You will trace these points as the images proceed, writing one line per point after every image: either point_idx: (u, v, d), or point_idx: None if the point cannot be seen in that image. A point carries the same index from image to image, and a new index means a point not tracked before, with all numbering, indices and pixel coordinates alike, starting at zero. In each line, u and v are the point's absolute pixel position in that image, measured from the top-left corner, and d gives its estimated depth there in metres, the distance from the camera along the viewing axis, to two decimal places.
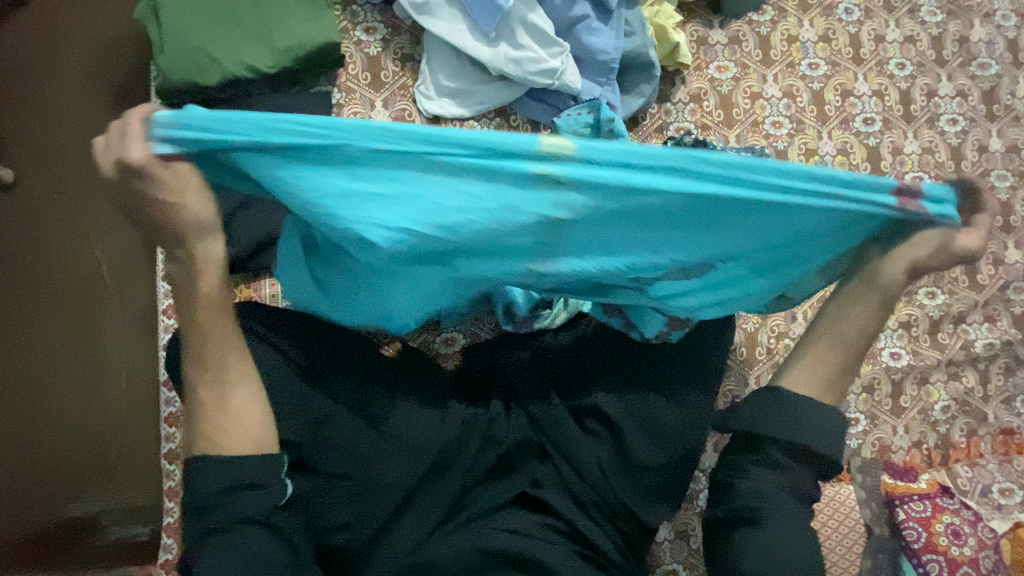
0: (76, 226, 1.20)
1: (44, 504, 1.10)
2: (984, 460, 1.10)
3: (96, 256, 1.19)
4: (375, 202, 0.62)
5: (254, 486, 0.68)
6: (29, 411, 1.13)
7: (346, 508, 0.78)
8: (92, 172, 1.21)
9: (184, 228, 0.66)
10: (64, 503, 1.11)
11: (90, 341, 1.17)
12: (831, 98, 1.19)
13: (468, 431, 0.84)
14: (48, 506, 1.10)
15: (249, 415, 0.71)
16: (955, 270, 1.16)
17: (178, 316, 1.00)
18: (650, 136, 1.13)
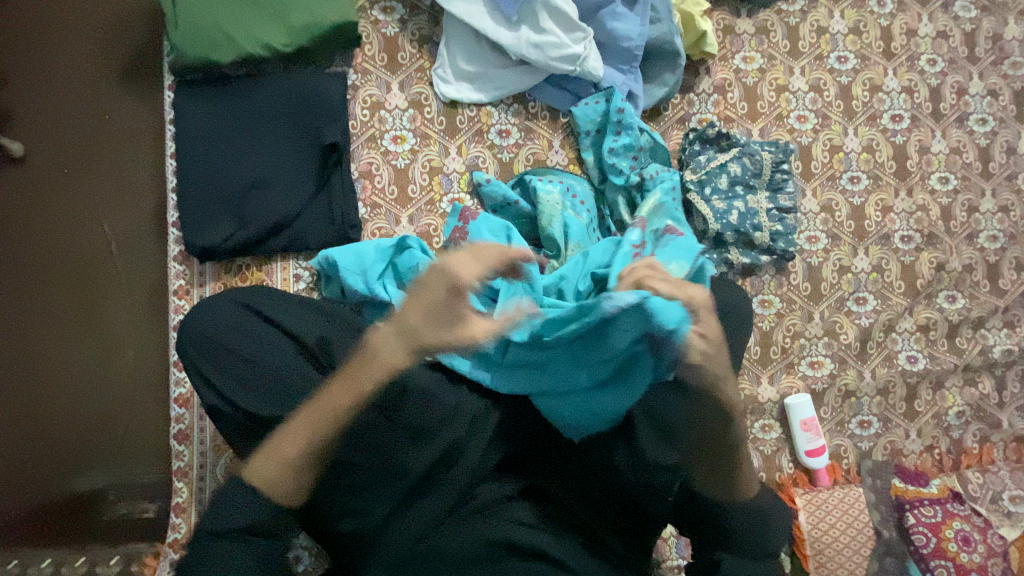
0: (85, 201, 1.18)
1: (55, 476, 1.12)
2: (996, 467, 1.09)
3: (106, 232, 1.18)
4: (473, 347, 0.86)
5: (269, 535, 0.70)
6: (41, 385, 1.14)
7: (355, 496, 0.77)
8: (103, 148, 1.19)
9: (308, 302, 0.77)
10: (72, 477, 1.12)
11: (99, 317, 1.16)
12: (859, 93, 1.15)
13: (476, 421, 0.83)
14: (58, 478, 1.12)
15: (271, 464, 0.69)
16: (977, 274, 1.14)
17: (189, 298, 0.99)
18: (671, 127, 1.11)
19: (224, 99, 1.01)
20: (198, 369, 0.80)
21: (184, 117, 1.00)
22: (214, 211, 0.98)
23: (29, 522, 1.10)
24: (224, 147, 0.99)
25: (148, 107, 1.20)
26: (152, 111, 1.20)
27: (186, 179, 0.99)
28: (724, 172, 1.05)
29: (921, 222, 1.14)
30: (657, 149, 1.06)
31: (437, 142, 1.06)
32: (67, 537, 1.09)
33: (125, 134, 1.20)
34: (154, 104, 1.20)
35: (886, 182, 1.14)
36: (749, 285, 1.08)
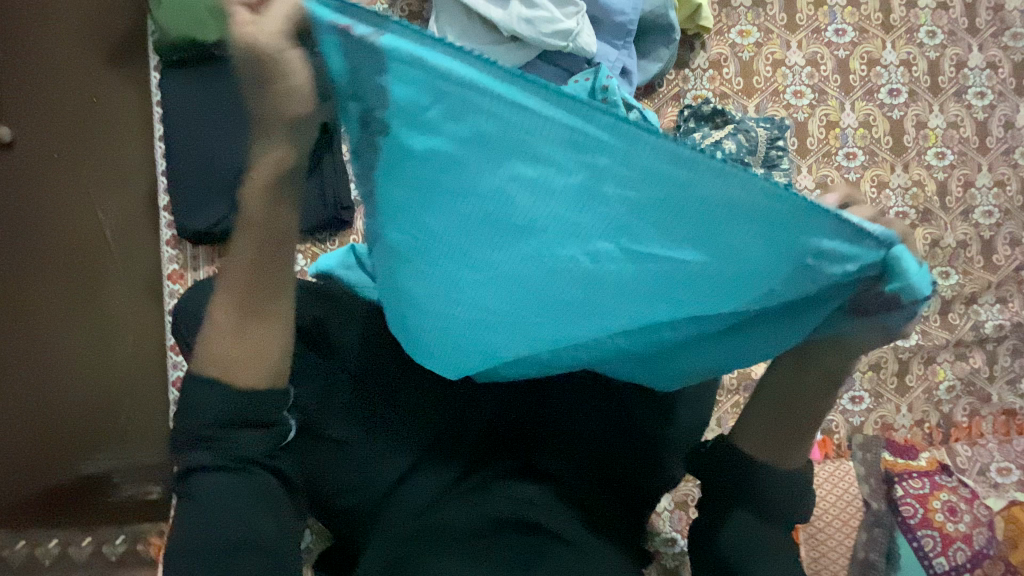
0: (76, 186, 1.17)
1: (63, 461, 1.13)
2: (984, 440, 1.11)
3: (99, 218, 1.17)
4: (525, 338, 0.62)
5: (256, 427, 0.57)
6: (46, 373, 1.15)
7: (350, 472, 0.78)
8: (85, 132, 1.18)
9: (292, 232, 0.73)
10: (80, 461, 1.14)
11: (97, 303, 1.17)
12: (857, 67, 1.14)
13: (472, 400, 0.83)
14: (66, 463, 1.13)
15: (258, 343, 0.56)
16: (971, 250, 1.14)
17: (184, 282, 1.00)
18: (665, 105, 1.10)
19: (212, 80, 1.00)
20: None
21: (172, 99, 0.99)
22: (205, 193, 0.97)
23: (37, 508, 1.11)
24: (213, 128, 0.98)
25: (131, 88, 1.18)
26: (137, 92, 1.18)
27: (177, 162, 0.98)
28: (719, 149, 1.03)
29: (916, 198, 1.13)
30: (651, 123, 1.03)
31: None
32: (77, 520, 1.10)
33: (113, 119, 1.18)
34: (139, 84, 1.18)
35: (883, 158, 1.13)
36: None
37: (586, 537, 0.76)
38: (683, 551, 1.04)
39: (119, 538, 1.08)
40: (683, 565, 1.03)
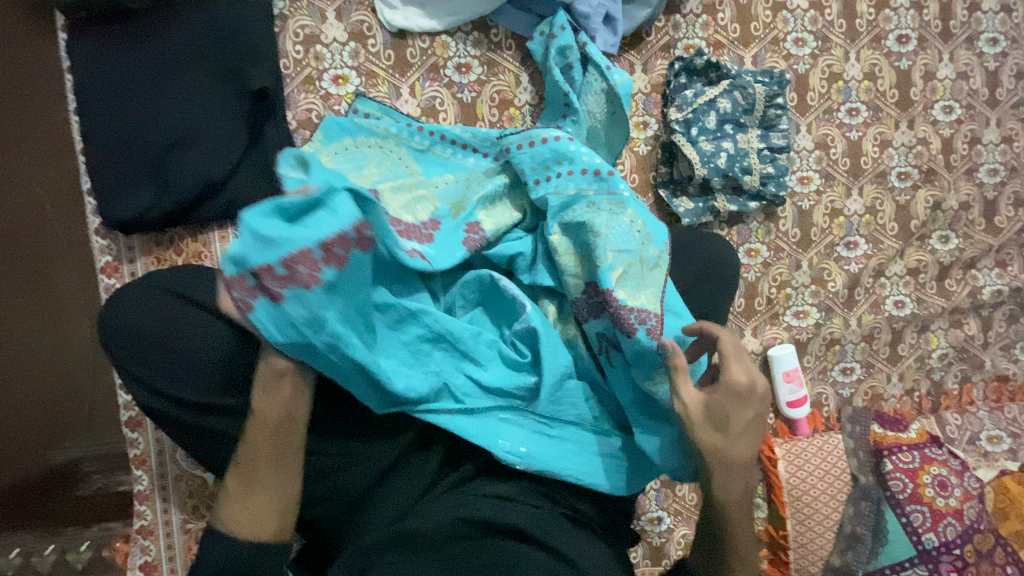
0: None
1: (17, 456, 0.98)
2: (974, 407, 1.10)
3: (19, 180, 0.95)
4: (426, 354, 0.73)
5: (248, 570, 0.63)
6: None
7: (319, 484, 0.74)
8: None
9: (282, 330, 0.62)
10: (41, 452, 1.00)
11: (35, 282, 0.98)
12: (864, 10, 1.02)
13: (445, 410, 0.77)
14: (24, 457, 0.98)
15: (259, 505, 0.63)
16: (973, 213, 1.08)
17: (119, 276, 0.89)
18: (654, 56, 0.97)
19: (124, 39, 0.84)
20: (128, 367, 0.71)
21: (81, 66, 0.84)
22: (135, 178, 0.85)
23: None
24: (132, 99, 0.84)
25: (21, 28, 0.93)
26: (35, 35, 0.94)
27: (94, 143, 0.85)
28: (712, 109, 0.93)
29: (920, 157, 1.05)
30: (615, 92, 0.87)
31: (386, 81, 0.92)
32: (46, 516, 1.00)
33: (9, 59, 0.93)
34: (32, 25, 0.93)
35: (887, 114, 1.04)
36: (736, 234, 1.00)
37: (571, 535, 0.74)
38: (669, 528, 1.04)
39: (82, 544, 1.01)
40: (669, 540, 1.04)
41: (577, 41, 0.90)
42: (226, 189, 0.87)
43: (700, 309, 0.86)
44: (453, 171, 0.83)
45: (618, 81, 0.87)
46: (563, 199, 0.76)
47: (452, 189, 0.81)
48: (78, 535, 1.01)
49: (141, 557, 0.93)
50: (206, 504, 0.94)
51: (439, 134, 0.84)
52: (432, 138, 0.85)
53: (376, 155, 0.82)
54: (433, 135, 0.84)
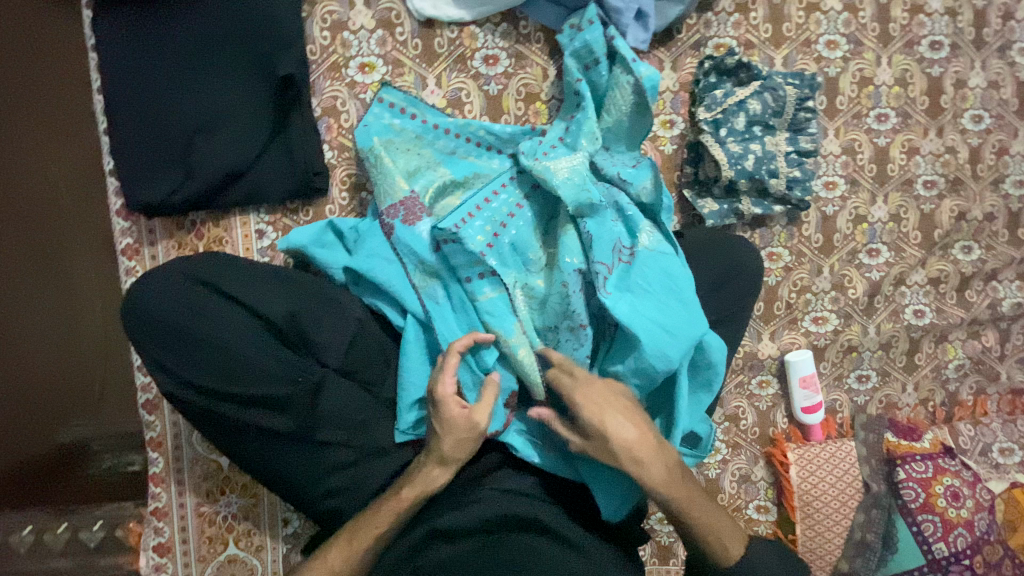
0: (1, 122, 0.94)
1: (31, 431, 1.00)
2: (987, 419, 1.10)
3: (43, 158, 0.96)
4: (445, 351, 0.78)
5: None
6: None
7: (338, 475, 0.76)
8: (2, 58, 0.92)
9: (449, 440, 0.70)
10: (51, 430, 1.00)
11: (51, 261, 0.99)
12: (898, 14, 1.00)
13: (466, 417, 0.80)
14: (36, 433, 1.00)
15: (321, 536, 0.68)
16: (997, 224, 1.07)
17: (140, 259, 0.89)
18: (684, 54, 0.96)
19: (149, 19, 0.83)
20: (149, 350, 0.71)
21: (108, 46, 0.83)
22: (157, 160, 0.84)
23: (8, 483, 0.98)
24: (156, 81, 0.84)
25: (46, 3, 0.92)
26: (60, 12, 0.92)
27: (119, 124, 0.84)
28: (741, 110, 0.92)
29: (947, 166, 1.04)
30: (642, 85, 0.84)
31: (412, 71, 0.91)
32: (56, 494, 1.00)
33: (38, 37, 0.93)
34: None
35: (917, 121, 1.02)
36: (758, 237, 1.00)
37: (584, 533, 0.75)
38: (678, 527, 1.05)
39: (95, 523, 1.00)
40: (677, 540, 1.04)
41: (605, 35, 0.87)
42: (249, 174, 0.86)
43: (726, 308, 0.86)
44: (481, 172, 0.84)
45: (643, 73, 0.83)
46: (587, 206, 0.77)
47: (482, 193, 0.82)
48: (90, 513, 1.01)
49: (154, 538, 0.94)
50: (220, 489, 0.95)
51: (466, 138, 0.85)
52: (458, 141, 0.86)
53: (404, 160, 0.83)
54: (459, 138, 0.85)
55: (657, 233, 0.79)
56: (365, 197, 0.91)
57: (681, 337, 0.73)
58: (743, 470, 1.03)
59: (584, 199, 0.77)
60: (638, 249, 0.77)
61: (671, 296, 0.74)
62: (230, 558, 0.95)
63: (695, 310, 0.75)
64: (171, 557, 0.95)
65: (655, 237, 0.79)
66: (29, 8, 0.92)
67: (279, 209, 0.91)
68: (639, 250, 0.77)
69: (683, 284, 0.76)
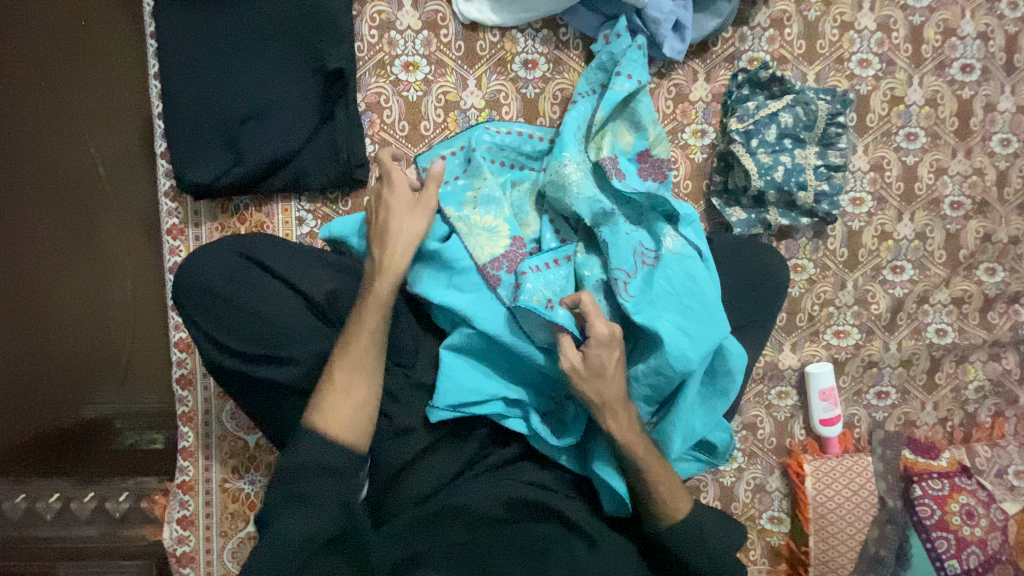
0: (62, 103, 0.99)
1: (62, 402, 1.04)
2: (1005, 441, 1.10)
3: (96, 139, 1.00)
4: (490, 358, 0.78)
5: None
6: (39, 310, 1.03)
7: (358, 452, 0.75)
8: (67, 44, 0.98)
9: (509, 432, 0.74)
10: (81, 402, 1.04)
11: (93, 240, 1.02)
12: (931, 36, 1.02)
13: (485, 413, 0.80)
14: (68, 404, 1.04)
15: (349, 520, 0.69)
16: (1021, 247, 1.08)
17: (184, 239, 0.93)
18: (718, 66, 0.98)
19: (207, 10, 0.87)
20: (197, 321, 0.74)
21: (169, 32, 0.87)
22: (208, 144, 0.88)
23: (41, 450, 1.03)
24: (212, 69, 0.88)
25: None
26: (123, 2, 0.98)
27: (174, 108, 0.88)
28: (773, 122, 0.94)
29: (974, 187, 1.05)
30: (612, 97, 0.85)
31: (454, 71, 0.94)
32: (82, 465, 1.03)
33: (101, 25, 0.98)
34: None
35: (945, 141, 1.04)
36: (783, 249, 1.01)
37: (598, 525, 0.77)
38: None
39: (121, 494, 1.01)
40: None
41: (633, 44, 0.89)
42: (293, 162, 0.90)
43: (750, 313, 0.88)
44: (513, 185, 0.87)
45: (619, 87, 0.85)
46: (602, 212, 0.79)
47: (522, 201, 0.86)
48: (115, 485, 1.02)
49: (179, 511, 0.97)
50: (246, 466, 0.97)
51: (492, 157, 0.87)
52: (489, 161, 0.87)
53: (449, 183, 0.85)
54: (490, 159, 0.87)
55: (681, 236, 0.79)
56: None
57: (699, 338, 0.74)
58: (758, 480, 1.04)
59: (597, 208, 0.79)
60: (662, 252, 0.77)
61: (692, 299, 0.75)
62: (251, 535, 0.98)
63: (716, 313, 0.76)
64: (193, 531, 0.97)
65: (679, 241, 0.79)
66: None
67: (320, 198, 0.94)
68: (662, 254, 0.77)
69: (705, 287, 0.77)
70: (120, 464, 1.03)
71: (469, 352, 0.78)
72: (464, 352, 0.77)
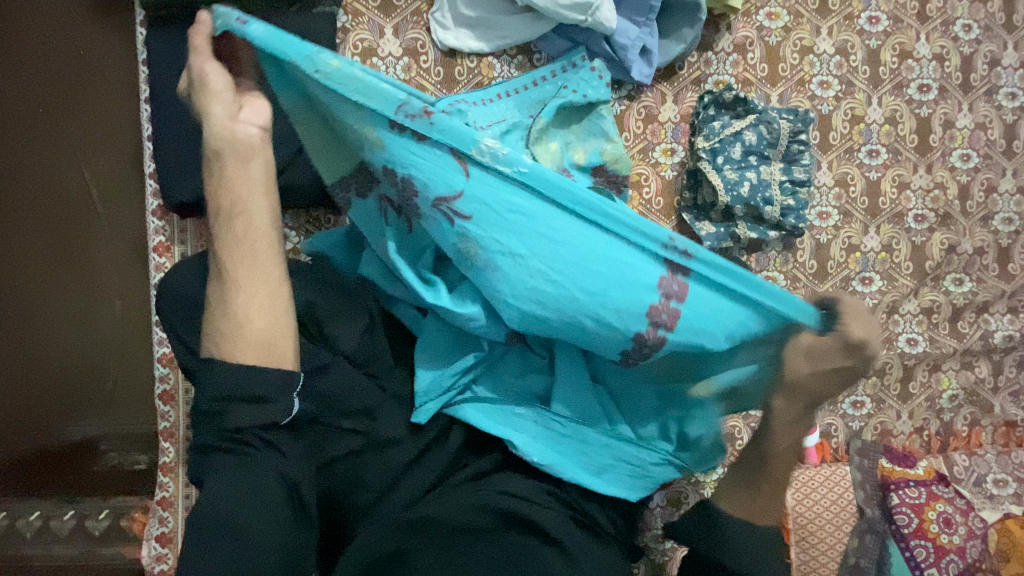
0: (58, 128, 1.03)
1: (43, 423, 1.02)
2: (982, 450, 1.11)
3: (87, 168, 1.04)
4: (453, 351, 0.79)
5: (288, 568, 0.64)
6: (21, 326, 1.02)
7: (338, 453, 0.76)
8: (63, 72, 1.03)
9: (241, 215, 0.68)
10: (63, 424, 1.03)
11: (81, 262, 1.04)
12: (888, 59, 1.07)
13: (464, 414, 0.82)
14: (48, 426, 1.02)
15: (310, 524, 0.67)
16: (987, 257, 1.11)
17: (170, 256, 0.96)
18: (685, 89, 1.03)
19: (196, 40, 0.92)
20: (180, 333, 0.75)
21: (158, 59, 0.92)
22: (193, 165, 0.91)
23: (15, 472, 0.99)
24: None
25: (107, 27, 1.03)
26: (117, 32, 1.03)
27: (161, 130, 0.92)
28: (738, 140, 0.98)
29: (937, 201, 1.09)
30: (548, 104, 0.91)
31: (433, 95, 0.99)
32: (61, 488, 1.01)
33: (98, 55, 1.03)
34: (116, 23, 1.02)
35: (907, 157, 1.08)
36: (754, 261, 1.05)
37: (576, 537, 0.76)
38: (673, 546, 1.05)
39: (101, 512, 1.01)
40: (672, 560, 1.05)
41: (590, 66, 0.96)
42: None
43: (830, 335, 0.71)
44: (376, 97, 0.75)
45: (566, 98, 0.92)
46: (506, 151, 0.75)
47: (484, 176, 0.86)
48: (97, 503, 1.02)
49: (158, 528, 0.98)
50: None
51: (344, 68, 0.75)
52: None
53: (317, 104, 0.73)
54: None
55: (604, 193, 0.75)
56: None
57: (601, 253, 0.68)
58: None
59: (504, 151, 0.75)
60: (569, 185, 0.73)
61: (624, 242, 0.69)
62: None
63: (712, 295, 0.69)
64: (173, 547, 0.98)
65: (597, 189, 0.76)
66: (86, 31, 1.02)
67: (304, 216, 0.98)
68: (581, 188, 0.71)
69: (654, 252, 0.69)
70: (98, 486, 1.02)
71: (432, 347, 0.79)
72: (430, 345, 0.79)
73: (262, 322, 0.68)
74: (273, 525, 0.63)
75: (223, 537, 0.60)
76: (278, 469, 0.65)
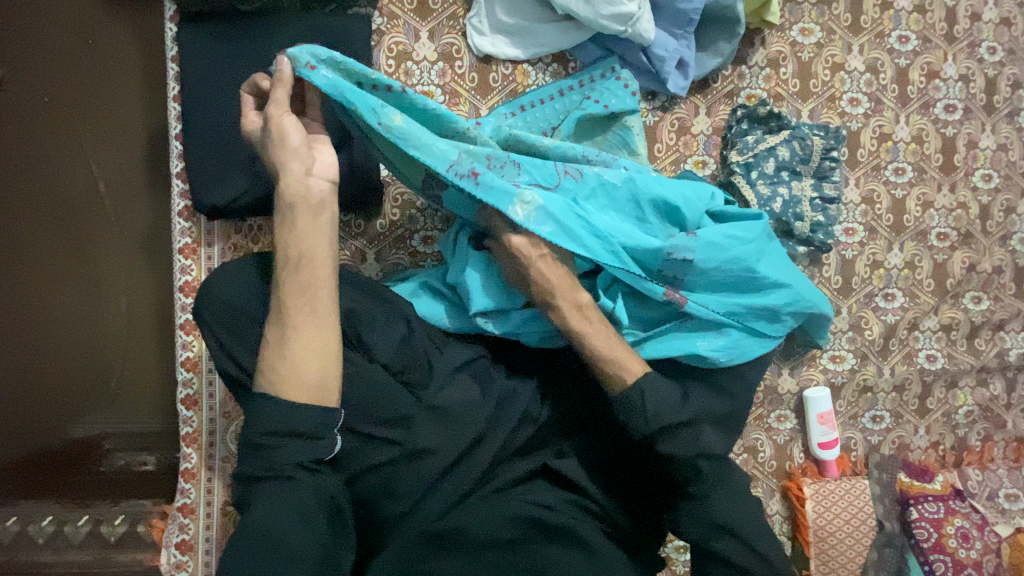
0: (67, 120, 1.00)
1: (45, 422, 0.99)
2: (994, 465, 1.14)
3: (96, 162, 1.01)
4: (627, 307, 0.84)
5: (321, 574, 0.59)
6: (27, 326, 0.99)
7: (375, 463, 0.74)
8: (78, 64, 1.00)
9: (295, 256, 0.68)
10: (65, 423, 1.00)
11: (91, 258, 1.01)
12: (916, 78, 1.08)
13: (499, 422, 0.82)
14: (50, 425, 0.99)
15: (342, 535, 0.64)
16: (1004, 277, 1.13)
17: (195, 258, 0.94)
18: (718, 101, 1.03)
19: (227, 39, 0.90)
20: (215, 336, 0.73)
21: (187, 56, 0.89)
22: (224, 166, 0.89)
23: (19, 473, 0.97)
24: (230, 93, 0.90)
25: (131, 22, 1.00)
26: (137, 27, 1.00)
27: (190, 129, 0.90)
28: (772, 155, 0.99)
29: (959, 220, 1.11)
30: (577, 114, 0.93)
31: (468, 101, 0.98)
32: (74, 486, 0.99)
33: (108, 46, 1.00)
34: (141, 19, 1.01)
35: (931, 176, 1.09)
36: None
37: (608, 550, 0.76)
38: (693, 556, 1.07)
39: (115, 517, 0.99)
40: None
41: (612, 69, 0.96)
42: None
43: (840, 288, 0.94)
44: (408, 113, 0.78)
45: (586, 109, 0.92)
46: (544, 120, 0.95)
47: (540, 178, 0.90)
48: (110, 508, 0.99)
49: (178, 535, 0.96)
50: None
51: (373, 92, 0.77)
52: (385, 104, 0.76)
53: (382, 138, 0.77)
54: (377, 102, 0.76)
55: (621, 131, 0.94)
56: (414, 214, 0.98)
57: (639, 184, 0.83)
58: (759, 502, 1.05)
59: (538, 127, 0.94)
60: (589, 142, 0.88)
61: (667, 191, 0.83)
62: None
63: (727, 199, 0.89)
64: (192, 556, 0.96)
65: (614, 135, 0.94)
66: (101, 24, 1.00)
67: None
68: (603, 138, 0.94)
69: (726, 251, 0.82)
70: (106, 488, 1.00)
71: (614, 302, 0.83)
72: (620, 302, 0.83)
73: (316, 373, 0.65)
74: (316, 547, 0.59)
75: (267, 558, 0.56)
76: (317, 487, 0.63)
